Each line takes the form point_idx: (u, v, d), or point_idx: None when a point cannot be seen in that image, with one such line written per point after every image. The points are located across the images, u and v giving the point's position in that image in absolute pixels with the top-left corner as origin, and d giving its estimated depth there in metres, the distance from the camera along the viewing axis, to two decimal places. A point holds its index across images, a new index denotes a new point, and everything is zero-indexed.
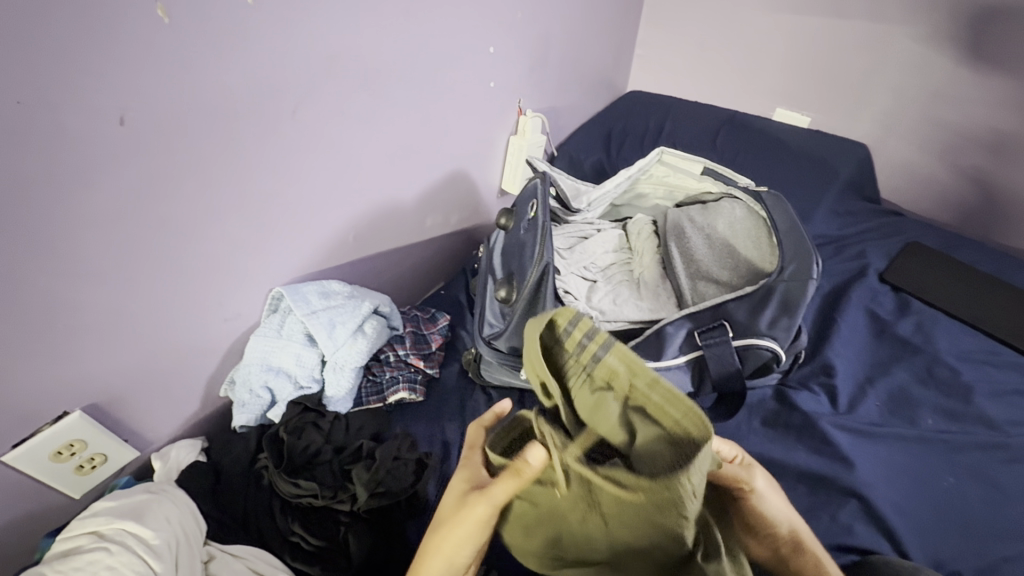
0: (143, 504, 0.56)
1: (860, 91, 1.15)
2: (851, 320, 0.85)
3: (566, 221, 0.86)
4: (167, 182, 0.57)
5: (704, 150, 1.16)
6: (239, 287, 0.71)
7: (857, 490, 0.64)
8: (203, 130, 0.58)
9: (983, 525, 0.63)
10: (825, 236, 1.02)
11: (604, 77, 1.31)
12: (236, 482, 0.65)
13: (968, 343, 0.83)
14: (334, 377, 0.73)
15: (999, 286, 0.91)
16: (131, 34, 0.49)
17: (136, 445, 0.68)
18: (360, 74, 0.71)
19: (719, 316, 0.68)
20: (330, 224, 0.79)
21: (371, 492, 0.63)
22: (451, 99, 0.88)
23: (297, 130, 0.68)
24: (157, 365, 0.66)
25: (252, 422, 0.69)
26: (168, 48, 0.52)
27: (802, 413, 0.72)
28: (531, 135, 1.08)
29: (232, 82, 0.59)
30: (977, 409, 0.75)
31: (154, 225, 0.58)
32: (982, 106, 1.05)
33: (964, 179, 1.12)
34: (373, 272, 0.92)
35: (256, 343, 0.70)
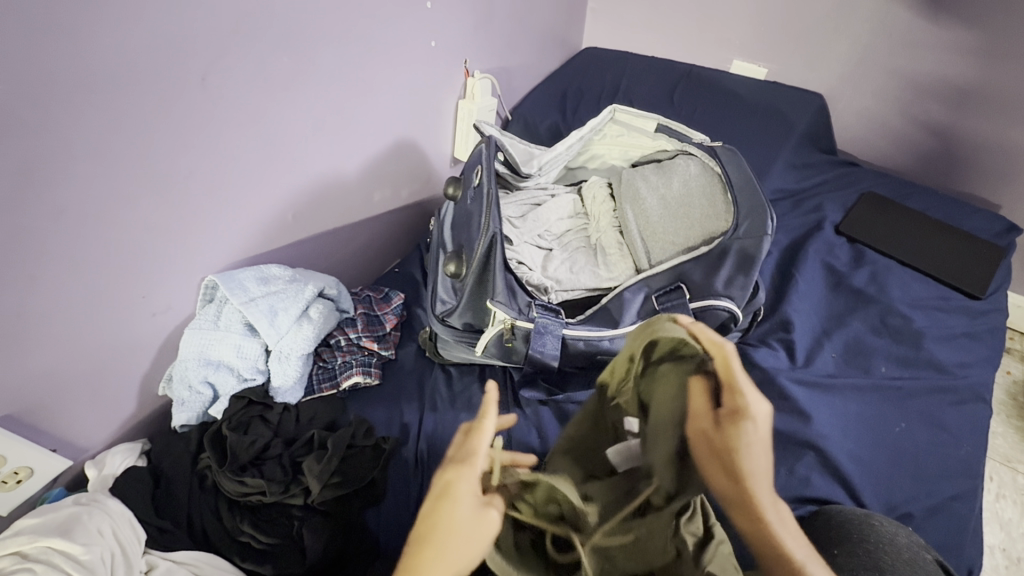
0: (71, 519, 0.52)
1: (815, 38, 1.12)
2: (808, 274, 0.85)
3: (519, 188, 0.82)
4: (56, 163, 0.51)
5: (661, 107, 1.12)
6: (165, 278, 0.66)
7: (813, 442, 0.65)
8: (94, 104, 0.52)
9: (931, 466, 0.66)
10: (783, 190, 1.01)
11: (557, 33, 1.24)
12: (178, 485, 0.61)
13: (919, 290, 0.85)
14: (280, 367, 0.69)
15: (949, 231, 0.92)
16: None
17: (67, 454, 0.63)
18: (278, 34, 0.65)
19: (675, 278, 0.67)
20: (263, 203, 0.74)
21: (324, 483, 0.60)
22: (388, 61, 0.82)
23: (211, 99, 0.61)
24: (79, 368, 0.61)
25: (193, 419, 0.66)
26: (33, 6, 0.45)
27: (761, 370, 0.72)
28: (481, 99, 1.02)
29: (122, 46, 0.52)
30: (927, 353, 0.76)
31: (48, 215, 0.52)
32: (934, 50, 1.04)
33: (917, 126, 1.13)
34: (319, 253, 0.87)
35: (190, 336, 0.65)
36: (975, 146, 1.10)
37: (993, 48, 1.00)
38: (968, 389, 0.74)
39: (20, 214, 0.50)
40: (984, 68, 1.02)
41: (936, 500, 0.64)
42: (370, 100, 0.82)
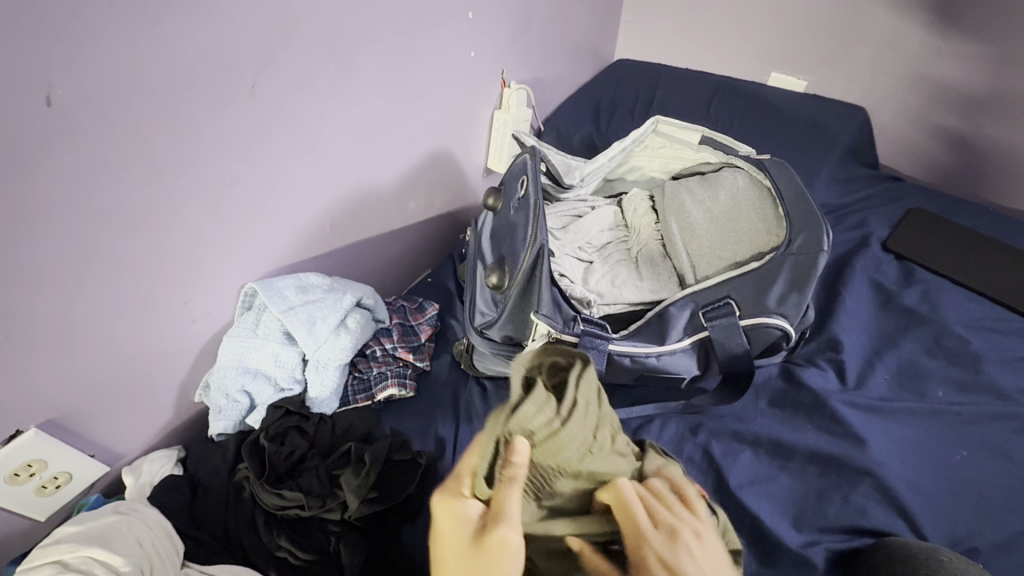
0: (113, 528, 0.51)
1: (855, 52, 1.10)
2: (855, 292, 0.82)
3: (559, 199, 0.80)
4: (113, 168, 0.51)
5: (697, 119, 1.10)
6: (206, 286, 0.66)
7: (869, 468, 0.62)
8: (150, 110, 0.52)
9: (998, 499, 0.62)
10: (826, 206, 0.98)
11: (590, 44, 1.24)
12: (214, 497, 0.60)
13: (974, 310, 0.81)
14: (317, 377, 0.68)
15: (1001, 249, 0.89)
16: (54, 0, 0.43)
17: (106, 460, 0.63)
18: (324, 43, 0.65)
19: (724, 294, 0.64)
20: (305, 212, 0.74)
21: (362, 498, 0.58)
22: (429, 69, 0.82)
23: (257, 106, 0.61)
24: (122, 374, 0.61)
25: (230, 429, 0.65)
26: (96, 14, 0.45)
27: (810, 392, 0.70)
28: (516, 109, 1.01)
29: (181, 54, 0.52)
30: (987, 378, 0.72)
31: (98, 220, 0.52)
32: (981, 63, 1.01)
33: (944, 138, 1.10)
34: (354, 262, 0.86)
35: (229, 344, 0.65)
36: (999, 156, 1.06)
37: (1012, 57, 0.98)
38: None
39: (79, 219, 0.51)
40: (1009, 76, 0.99)
41: (1004, 534, 0.60)
42: (407, 110, 0.82)
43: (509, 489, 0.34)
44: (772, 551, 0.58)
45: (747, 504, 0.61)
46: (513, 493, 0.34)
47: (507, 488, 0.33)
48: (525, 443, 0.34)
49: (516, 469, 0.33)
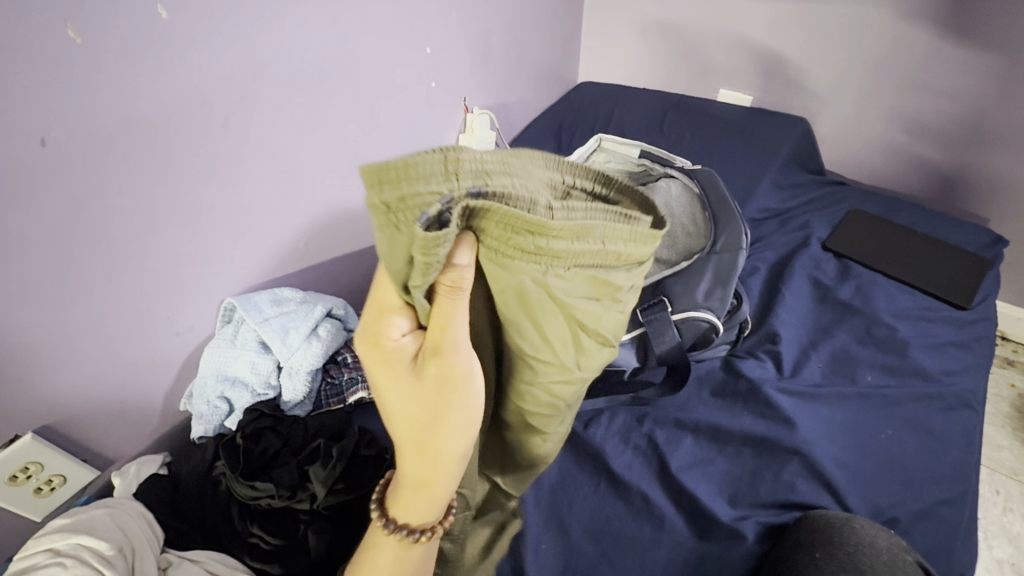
0: (98, 519, 0.57)
1: (794, 67, 1.19)
2: (794, 288, 0.88)
3: None
4: (98, 196, 0.58)
5: (652, 134, 1.18)
6: (188, 301, 0.72)
7: (798, 448, 0.67)
8: (133, 145, 0.59)
9: (920, 472, 0.67)
10: (770, 210, 1.04)
11: (553, 70, 1.33)
12: (194, 493, 0.65)
13: (905, 301, 0.87)
14: (290, 382, 0.74)
15: (932, 243, 0.95)
16: (44, 56, 0.50)
17: (96, 464, 0.69)
18: (290, 80, 0.73)
19: (659, 292, 0.72)
20: (280, 231, 0.81)
21: (328, 489, 0.64)
22: (393, 100, 0.90)
23: (231, 139, 0.69)
24: (110, 384, 0.67)
25: (210, 431, 0.71)
26: (82, 65, 0.53)
27: (747, 380, 0.75)
28: (480, 132, 1.09)
29: (160, 97, 0.60)
30: (913, 362, 0.78)
31: (89, 244, 0.59)
32: (910, 74, 1.09)
33: (885, 143, 1.18)
34: (329, 278, 0.93)
35: (210, 355, 0.72)
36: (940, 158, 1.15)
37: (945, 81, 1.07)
38: (957, 396, 0.75)
39: (67, 242, 0.57)
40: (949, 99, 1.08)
41: (923, 505, 0.64)
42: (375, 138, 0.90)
43: (451, 297, 0.40)
44: (706, 525, 0.63)
45: (684, 484, 0.66)
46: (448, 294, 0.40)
47: (444, 298, 0.40)
48: (462, 242, 0.39)
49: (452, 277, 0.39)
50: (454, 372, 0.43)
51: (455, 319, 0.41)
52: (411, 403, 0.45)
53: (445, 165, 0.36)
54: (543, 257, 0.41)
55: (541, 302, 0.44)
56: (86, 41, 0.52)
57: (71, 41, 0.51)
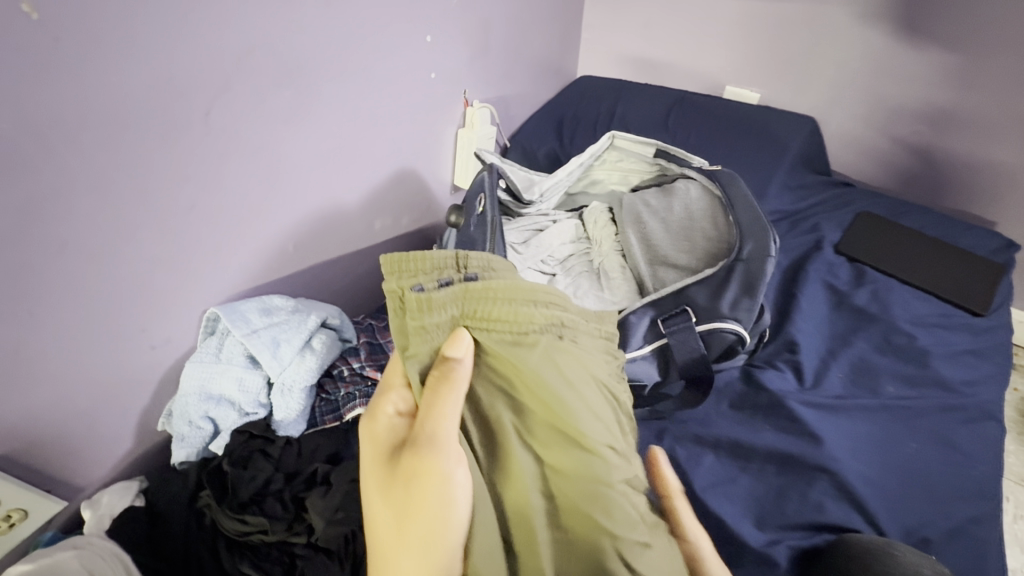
0: (64, 564, 0.51)
1: (800, 65, 1.16)
2: (810, 294, 0.85)
3: (520, 215, 0.82)
4: (59, 197, 0.51)
5: (657, 131, 1.14)
6: (166, 311, 0.65)
7: (825, 465, 0.64)
8: (102, 138, 0.52)
9: (947, 489, 0.65)
10: (781, 212, 1.02)
11: (552, 62, 1.27)
12: (177, 525, 0.59)
13: (920, 308, 0.85)
14: (283, 400, 0.67)
15: (943, 248, 0.93)
16: None
17: (62, 494, 0.62)
18: (279, 67, 0.66)
19: (681, 301, 0.67)
20: (268, 233, 0.75)
21: (328, 520, 0.59)
22: (390, 91, 0.84)
23: (210, 132, 0.62)
24: (76, 405, 0.60)
25: (193, 456, 0.64)
26: (39, 46, 0.46)
27: (768, 393, 0.72)
28: (480, 127, 1.03)
29: (132, 85, 0.53)
30: (933, 372, 0.76)
31: (49, 251, 0.52)
32: (918, 75, 1.07)
33: (892, 143, 1.16)
34: (320, 282, 0.87)
35: (191, 370, 0.65)
36: (949, 160, 1.13)
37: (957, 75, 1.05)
38: (978, 408, 0.73)
39: (23, 250, 0.50)
40: (964, 90, 1.05)
41: (954, 523, 0.62)
42: (370, 132, 0.84)
43: (446, 384, 0.43)
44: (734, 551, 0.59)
45: (708, 506, 0.62)
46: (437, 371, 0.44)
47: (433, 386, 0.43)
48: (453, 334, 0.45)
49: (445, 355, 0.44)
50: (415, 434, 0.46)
51: (445, 407, 0.43)
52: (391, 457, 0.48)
53: (456, 263, 0.48)
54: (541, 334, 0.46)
55: (545, 371, 0.44)
56: (43, 18, 0.45)
57: (25, 17, 0.44)
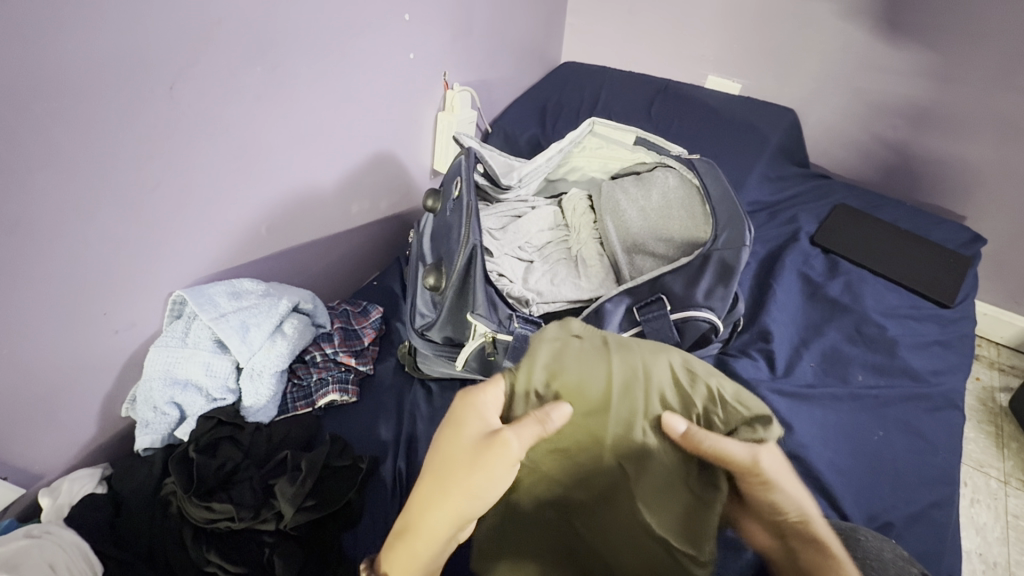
0: (20, 555, 0.49)
1: (782, 57, 1.16)
2: (784, 284, 0.86)
3: (498, 200, 0.81)
4: (11, 174, 0.49)
5: (640, 120, 1.13)
6: (126, 294, 0.63)
7: (794, 452, 0.65)
8: (56, 112, 0.50)
9: (911, 475, 0.67)
10: (760, 202, 1.02)
11: (536, 46, 1.25)
12: (138, 515, 0.57)
13: (892, 299, 0.86)
14: (252, 386, 0.66)
15: (915, 240, 0.95)
16: None
17: (21, 482, 0.60)
18: (249, 45, 0.64)
19: (657, 289, 0.67)
20: (240, 216, 0.73)
21: (297, 506, 0.57)
22: (368, 72, 0.81)
23: (175, 110, 0.59)
24: (35, 390, 0.58)
25: (157, 443, 0.62)
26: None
27: (741, 381, 0.72)
28: (461, 111, 1.02)
29: (92, 58, 0.50)
30: (902, 362, 0.77)
31: (0, 229, 0.49)
32: (894, 73, 1.09)
33: (869, 140, 1.18)
34: (294, 266, 0.85)
35: (155, 355, 0.62)
36: (921, 156, 1.15)
37: (935, 71, 1.06)
38: (943, 396, 0.75)
39: None
40: (940, 87, 1.07)
41: (916, 508, 0.64)
42: (345, 114, 0.81)
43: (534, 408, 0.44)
44: None
45: None
46: (532, 425, 0.42)
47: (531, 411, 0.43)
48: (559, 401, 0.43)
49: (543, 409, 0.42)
50: (512, 459, 0.41)
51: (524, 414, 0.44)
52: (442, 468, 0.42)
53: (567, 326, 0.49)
54: (617, 349, 0.47)
55: (635, 383, 0.46)
56: None
57: None
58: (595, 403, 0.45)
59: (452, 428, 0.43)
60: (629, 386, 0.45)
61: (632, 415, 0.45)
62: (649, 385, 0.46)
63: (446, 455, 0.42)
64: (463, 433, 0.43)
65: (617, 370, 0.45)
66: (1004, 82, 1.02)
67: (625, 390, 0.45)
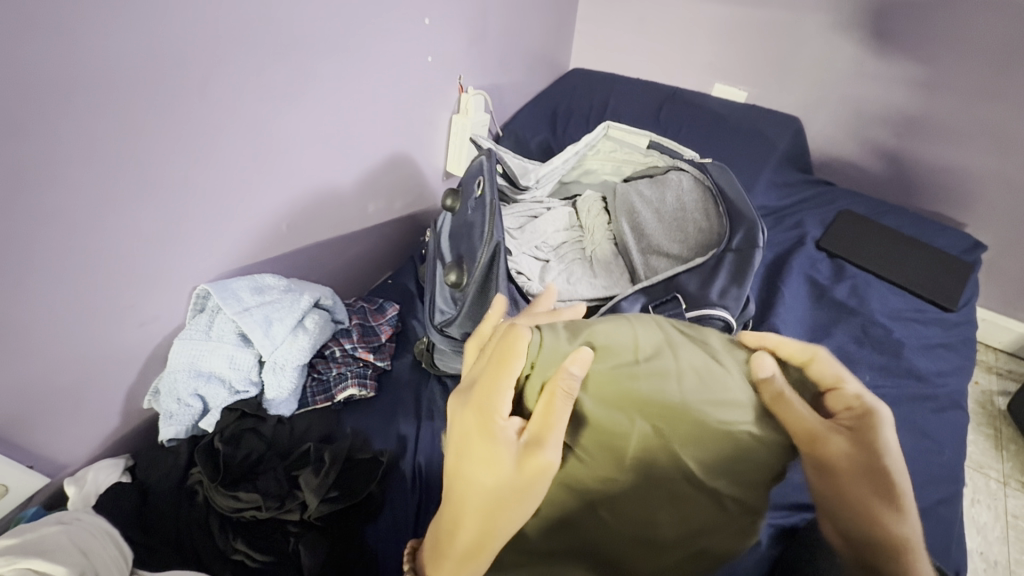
0: (52, 540, 0.49)
1: (787, 67, 1.19)
2: (792, 287, 0.88)
3: (515, 200, 0.83)
4: (53, 168, 0.50)
5: (648, 125, 1.16)
6: (153, 287, 0.64)
7: None
8: (97, 108, 0.51)
9: (919, 472, 0.68)
10: (766, 207, 1.05)
11: (546, 52, 1.28)
12: (165, 503, 0.58)
13: (896, 303, 0.88)
14: (275, 379, 0.67)
15: (917, 246, 0.97)
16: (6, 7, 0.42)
17: (46, 471, 0.61)
18: (278, 47, 0.65)
19: (672, 289, 0.69)
20: (262, 213, 0.74)
21: (322, 497, 0.58)
22: (388, 75, 0.83)
23: (207, 108, 0.61)
24: (62, 382, 0.59)
25: (182, 434, 0.63)
26: (45, 19, 0.45)
27: None
28: (474, 114, 1.03)
29: (134, 58, 0.52)
30: (907, 363, 0.79)
31: (39, 220, 0.50)
32: (895, 85, 1.12)
33: (871, 148, 1.21)
34: (311, 264, 0.86)
35: (179, 348, 0.63)
36: (922, 165, 1.18)
37: (937, 82, 1.09)
38: (948, 397, 0.77)
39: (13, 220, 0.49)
40: (940, 100, 1.10)
41: (924, 504, 0.65)
42: (364, 114, 0.83)
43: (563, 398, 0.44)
44: None
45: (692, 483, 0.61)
46: (561, 404, 0.44)
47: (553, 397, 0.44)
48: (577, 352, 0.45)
49: (566, 376, 0.44)
50: (549, 467, 0.43)
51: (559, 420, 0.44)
52: (490, 486, 0.45)
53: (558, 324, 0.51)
54: (618, 332, 0.50)
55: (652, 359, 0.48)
56: None
57: None
58: (620, 370, 0.47)
59: (488, 454, 0.44)
60: (658, 354, 0.49)
61: (676, 384, 0.47)
62: (672, 354, 0.49)
63: (488, 475, 0.44)
64: (501, 451, 0.44)
65: (628, 342, 0.49)
66: (1003, 94, 1.05)
67: (653, 357, 0.49)
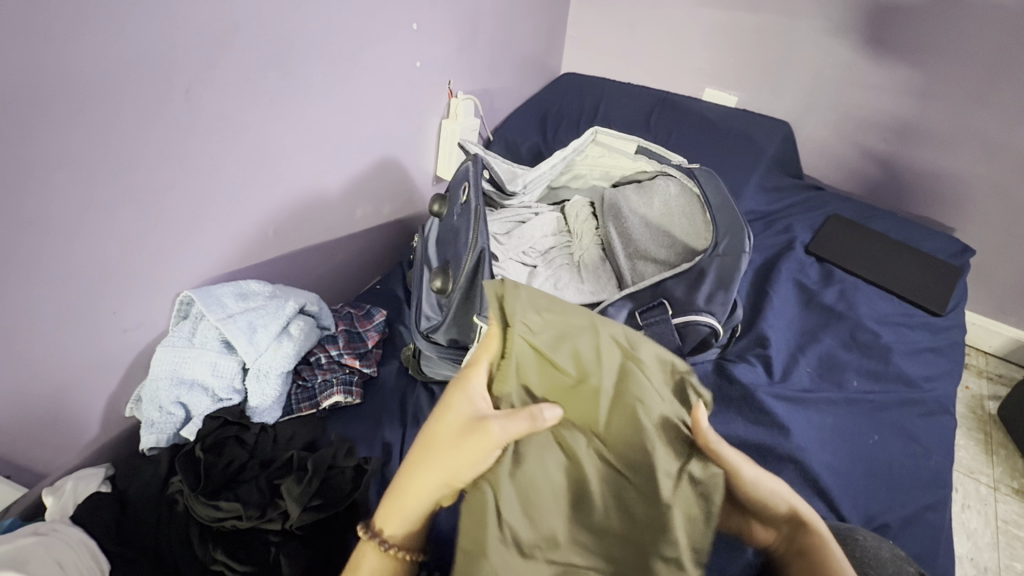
0: (28, 551, 0.49)
1: (777, 72, 1.19)
2: (781, 292, 0.88)
3: (503, 206, 0.83)
4: (30, 174, 0.49)
5: (638, 130, 1.16)
6: (136, 293, 0.63)
7: (793, 455, 0.66)
8: (76, 113, 0.50)
9: (906, 478, 0.68)
10: (756, 212, 1.05)
11: (537, 57, 1.28)
12: (144, 513, 0.58)
13: (885, 307, 0.89)
14: (258, 386, 0.66)
15: (906, 250, 0.98)
16: None
17: (24, 480, 0.60)
18: (264, 50, 0.65)
19: (658, 295, 0.68)
20: (248, 218, 0.73)
21: (304, 506, 0.57)
22: (376, 80, 0.83)
23: (191, 112, 0.60)
24: (42, 390, 0.58)
25: (162, 442, 0.63)
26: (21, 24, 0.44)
27: (740, 386, 0.73)
28: (464, 119, 1.03)
29: (115, 61, 0.51)
30: (895, 368, 0.79)
31: (15, 227, 0.50)
32: (883, 91, 1.12)
33: (861, 152, 1.21)
34: (298, 269, 0.85)
35: (162, 354, 0.63)
36: (911, 169, 1.19)
37: (925, 88, 1.09)
38: (935, 402, 0.77)
39: None
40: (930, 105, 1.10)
41: (910, 510, 0.65)
42: (352, 119, 0.83)
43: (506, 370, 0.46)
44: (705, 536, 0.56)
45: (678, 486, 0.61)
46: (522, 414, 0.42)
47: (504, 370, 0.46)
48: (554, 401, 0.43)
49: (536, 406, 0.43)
50: (492, 442, 0.42)
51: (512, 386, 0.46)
52: (437, 444, 0.44)
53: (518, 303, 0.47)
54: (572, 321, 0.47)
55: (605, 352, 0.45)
56: None
57: None
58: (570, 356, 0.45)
59: (442, 411, 0.45)
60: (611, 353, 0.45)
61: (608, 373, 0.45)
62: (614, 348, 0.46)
63: (440, 431, 0.45)
64: (450, 415, 0.44)
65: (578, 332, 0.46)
66: (991, 100, 1.05)
67: (586, 349, 0.45)
